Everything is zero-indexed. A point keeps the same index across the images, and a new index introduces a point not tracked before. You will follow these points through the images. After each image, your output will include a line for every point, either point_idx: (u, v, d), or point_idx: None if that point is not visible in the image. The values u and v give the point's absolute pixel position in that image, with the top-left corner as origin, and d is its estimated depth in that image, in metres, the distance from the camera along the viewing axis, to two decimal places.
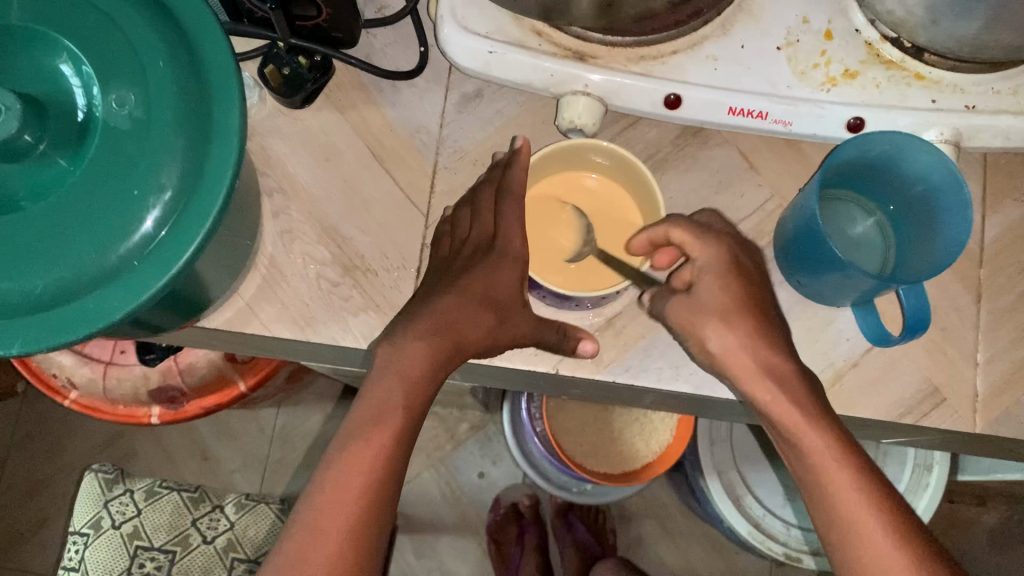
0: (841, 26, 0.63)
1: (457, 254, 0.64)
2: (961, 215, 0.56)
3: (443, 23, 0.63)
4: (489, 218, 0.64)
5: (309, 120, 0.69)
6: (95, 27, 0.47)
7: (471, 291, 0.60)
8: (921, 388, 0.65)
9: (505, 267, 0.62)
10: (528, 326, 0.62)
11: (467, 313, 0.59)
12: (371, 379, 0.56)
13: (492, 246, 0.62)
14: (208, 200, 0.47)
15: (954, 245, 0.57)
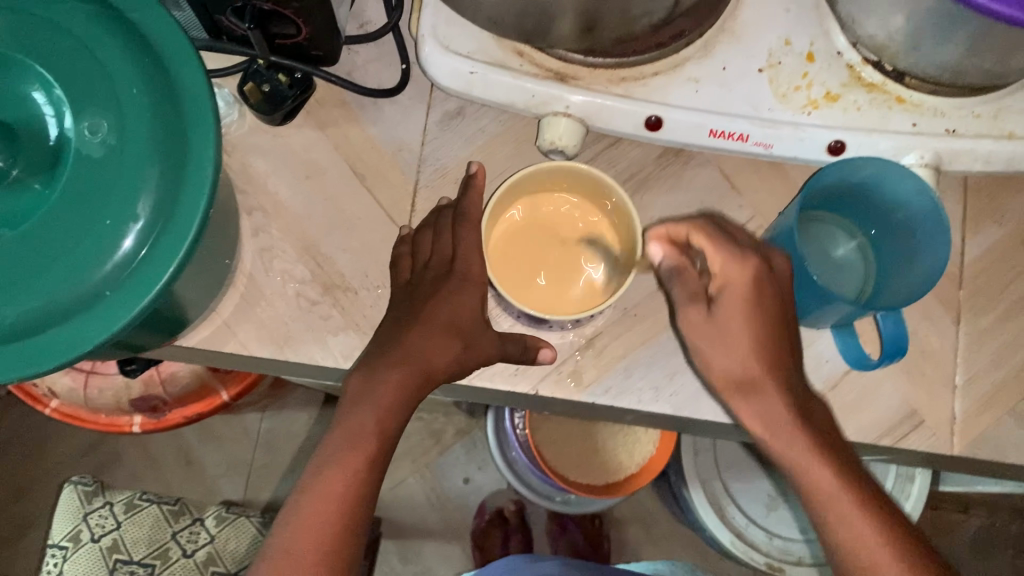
0: (824, 47, 0.63)
1: (419, 274, 0.63)
2: (941, 242, 0.56)
3: (424, 42, 0.63)
4: (448, 244, 0.63)
5: (290, 136, 0.69)
6: (70, 53, 0.46)
7: (435, 316, 0.59)
8: (899, 410, 0.66)
9: (465, 291, 0.61)
10: (491, 343, 0.61)
11: (434, 342, 0.58)
12: (345, 408, 0.55)
13: (451, 270, 0.62)
14: (184, 229, 0.47)
15: (933, 271, 0.57)
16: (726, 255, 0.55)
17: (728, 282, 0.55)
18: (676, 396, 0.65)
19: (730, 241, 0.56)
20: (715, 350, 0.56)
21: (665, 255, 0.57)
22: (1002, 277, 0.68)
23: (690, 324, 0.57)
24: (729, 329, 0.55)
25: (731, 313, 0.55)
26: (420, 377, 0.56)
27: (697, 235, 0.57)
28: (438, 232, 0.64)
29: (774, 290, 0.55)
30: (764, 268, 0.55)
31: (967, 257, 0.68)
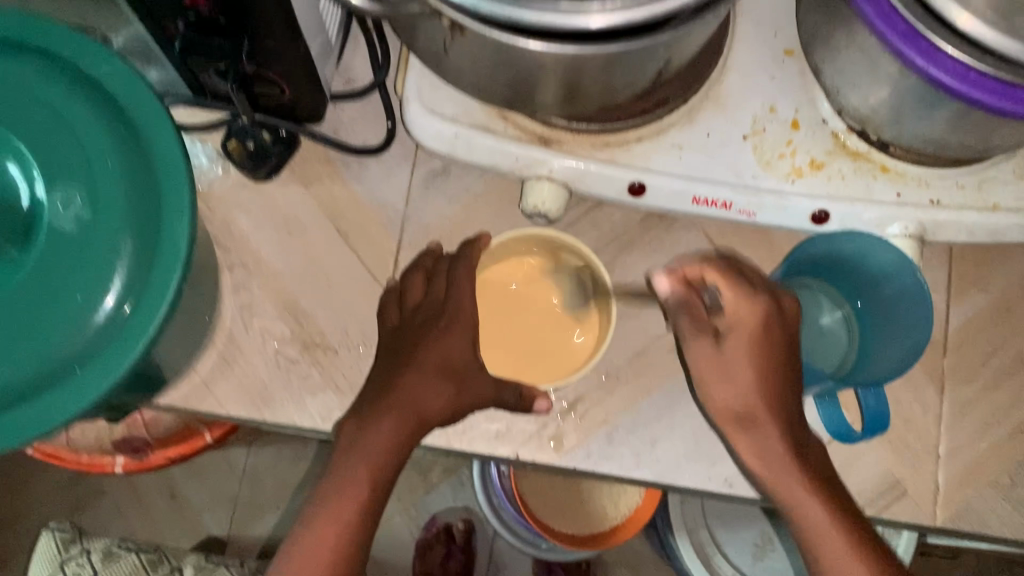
0: (808, 115, 0.63)
1: (409, 319, 0.63)
2: (923, 322, 0.56)
3: (410, 104, 0.63)
4: (441, 287, 0.63)
5: (273, 193, 0.68)
6: (44, 123, 0.46)
7: (427, 360, 0.59)
8: (881, 480, 0.66)
9: (456, 333, 0.60)
10: (489, 388, 0.60)
11: (425, 384, 0.58)
12: (337, 459, 0.56)
13: (444, 310, 0.61)
14: (150, 309, 0.46)
15: (913, 351, 0.57)
16: (740, 294, 0.54)
17: (741, 321, 0.54)
18: (658, 463, 0.65)
19: (742, 279, 0.55)
20: (718, 385, 0.55)
21: (670, 290, 0.55)
22: (983, 348, 0.68)
23: (697, 356, 0.55)
24: (739, 372, 0.54)
25: (740, 353, 0.54)
26: (413, 423, 0.57)
27: (710, 273, 0.55)
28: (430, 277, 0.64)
29: (782, 330, 0.55)
30: (775, 307, 0.54)
31: (951, 325, 0.68)
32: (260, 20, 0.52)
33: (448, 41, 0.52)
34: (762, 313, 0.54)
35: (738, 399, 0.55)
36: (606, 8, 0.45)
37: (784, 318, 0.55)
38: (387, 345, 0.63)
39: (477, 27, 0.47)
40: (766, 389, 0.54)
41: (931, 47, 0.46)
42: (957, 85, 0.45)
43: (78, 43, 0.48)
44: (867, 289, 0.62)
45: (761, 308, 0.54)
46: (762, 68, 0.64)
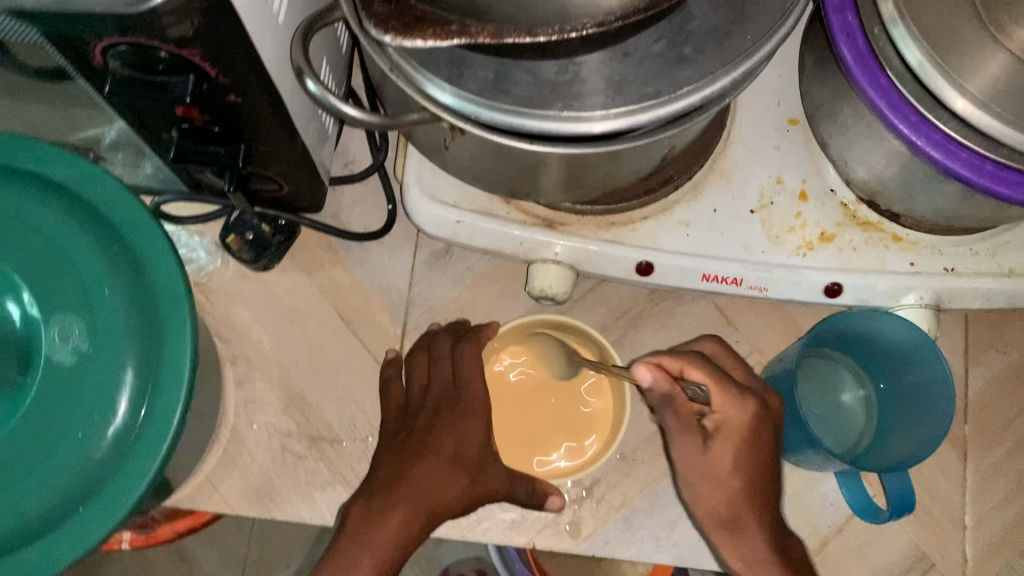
0: (816, 185, 0.62)
1: (418, 402, 0.60)
2: (942, 416, 0.56)
3: (410, 190, 0.61)
4: (447, 368, 0.60)
5: (273, 282, 0.68)
6: (39, 254, 0.45)
7: (440, 450, 0.55)
8: (908, 554, 0.65)
9: (472, 421, 0.57)
10: (502, 479, 0.58)
11: (439, 474, 0.54)
12: (338, 550, 0.51)
13: (457, 398, 0.58)
14: (151, 446, 0.44)
15: (928, 444, 0.57)
16: (726, 393, 0.52)
17: (726, 422, 0.52)
18: (678, 546, 0.64)
19: (729, 379, 0.53)
20: (705, 486, 0.53)
21: (655, 380, 0.51)
22: (1006, 412, 0.67)
23: (683, 455, 0.53)
24: (720, 474, 0.52)
25: (722, 453, 0.52)
26: (422, 515, 0.53)
27: (692, 370, 0.54)
28: (433, 358, 0.62)
29: (768, 435, 0.53)
30: (765, 410, 0.52)
31: (970, 389, 0.68)
32: (251, 128, 0.50)
33: (448, 139, 0.51)
34: (748, 415, 0.52)
35: (722, 503, 0.52)
36: (608, 111, 0.45)
37: (771, 420, 0.53)
38: (394, 429, 0.60)
39: (479, 132, 0.46)
40: (748, 488, 0.52)
41: (944, 138, 0.46)
42: (968, 174, 0.45)
43: (71, 163, 0.46)
44: (893, 373, 0.63)
45: (748, 411, 0.52)
46: (766, 139, 0.62)
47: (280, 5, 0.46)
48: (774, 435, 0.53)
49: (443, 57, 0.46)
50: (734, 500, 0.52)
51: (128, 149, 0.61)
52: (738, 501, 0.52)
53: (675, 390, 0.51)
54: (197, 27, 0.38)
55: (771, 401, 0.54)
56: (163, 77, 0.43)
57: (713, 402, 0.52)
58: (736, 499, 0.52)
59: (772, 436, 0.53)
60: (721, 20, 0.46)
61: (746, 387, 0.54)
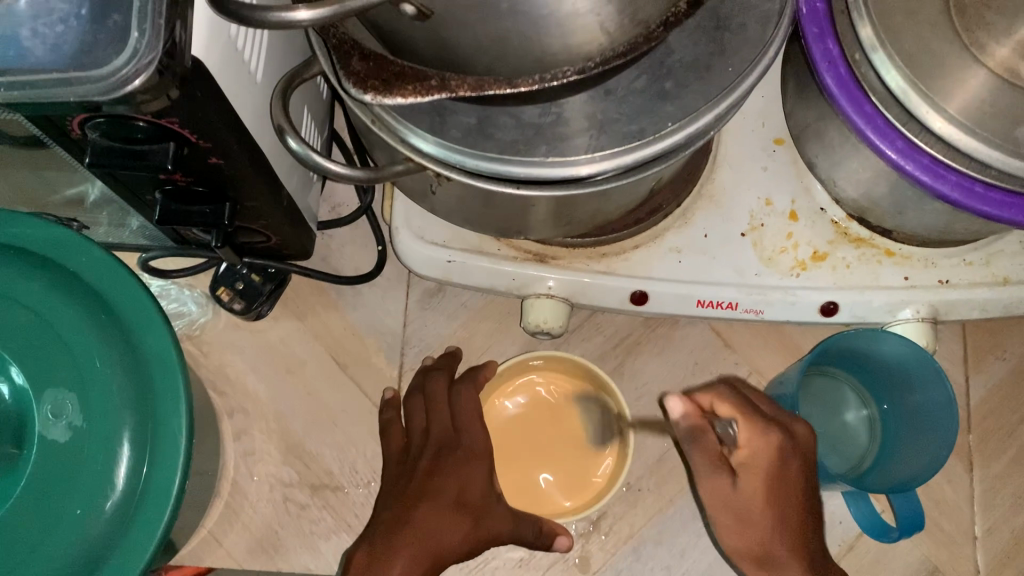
0: (805, 205, 0.61)
1: (418, 447, 0.59)
2: (947, 437, 0.57)
3: (399, 233, 0.61)
4: (444, 412, 0.60)
5: (267, 331, 0.67)
6: (27, 331, 0.45)
7: (443, 494, 0.54)
8: (920, 568, 0.65)
9: (475, 465, 0.57)
10: (506, 522, 0.57)
11: (441, 519, 0.53)
12: None
13: (458, 442, 0.58)
14: (152, 517, 0.43)
15: (932, 464, 0.57)
16: (753, 428, 0.49)
17: (753, 457, 0.48)
18: (689, 574, 0.64)
19: (755, 413, 0.50)
20: (738, 527, 0.49)
21: (683, 415, 0.49)
22: (1010, 418, 0.68)
23: (712, 492, 0.49)
24: (755, 514, 0.48)
25: (751, 490, 0.48)
26: (428, 561, 0.52)
27: (721, 405, 0.50)
28: (429, 401, 0.60)
29: (800, 464, 0.49)
30: (791, 441, 0.49)
31: (972, 398, 0.69)
32: (235, 186, 0.49)
33: (434, 184, 0.51)
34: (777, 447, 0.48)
35: (757, 542, 0.48)
36: (593, 155, 0.44)
37: (801, 451, 0.49)
38: (395, 476, 0.59)
39: (464, 180, 0.46)
40: (775, 523, 0.48)
41: (932, 161, 0.46)
42: (960, 197, 0.45)
43: (59, 236, 0.46)
44: (896, 394, 0.63)
45: (777, 442, 0.48)
46: (754, 160, 0.62)
47: (257, 64, 0.46)
48: (806, 466, 0.50)
49: (424, 107, 0.46)
50: (767, 537, 0.48)
51: (111, 208, 0.60)
52: (772, 536, 0.48)
53: (705, 423, 0.48)
54: (174, 100, 0.37)
55: (797, 431, 0.50)
56: (144, 145, 0.42)
57: (740, 438, 0.49)
58: (770, 536, 0.48)
59: (806, 469, 0.50)
60: (701, 53, 0.46)
61: (773, 417, 0.50)
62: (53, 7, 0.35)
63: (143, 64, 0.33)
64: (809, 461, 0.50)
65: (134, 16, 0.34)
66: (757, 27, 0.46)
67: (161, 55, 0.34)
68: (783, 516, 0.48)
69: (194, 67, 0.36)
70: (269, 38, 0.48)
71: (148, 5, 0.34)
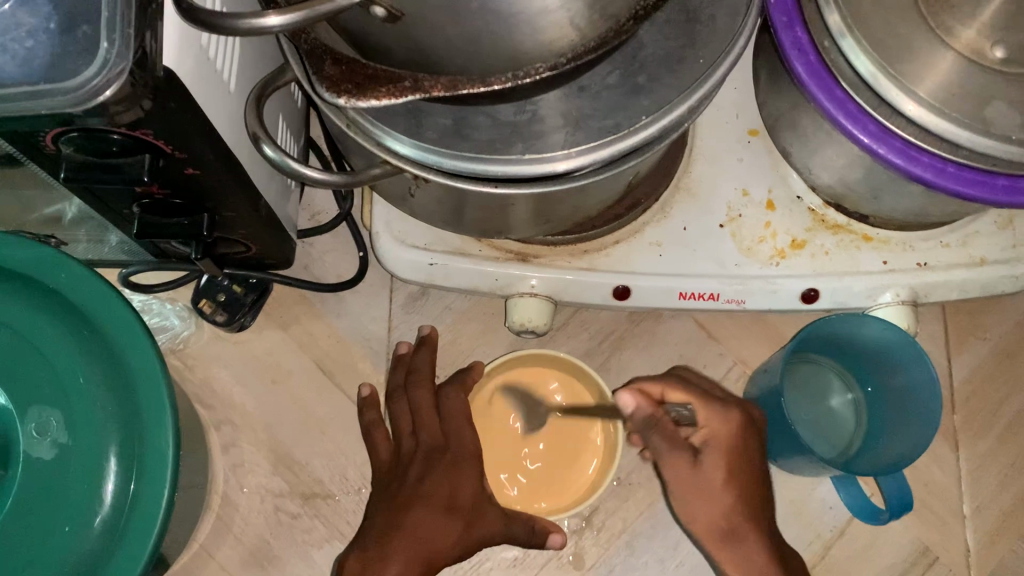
0: (782, 194, 0.62)
1: (408, 452, 0.59)
2: (931, 417, 0.58)
3: (379, 237, 0.61)
4: (432, 415, 0.59)
5: (251, 342, 0.67)
6: (10, 350, 0.44)
7: (434, 495, 0.54)
8: (912, 549, 0.65)
9: (466, 466, 0.57)
10: (497, 523, 0.57)
11: (433, 523, 0.53)
12: None
13: (446, 446, 0.57)
14: (143, 531, 0.43)
15: (918, 446, 0.58)
16: (710, 407, 0.52)
17: (715, 436, 0.51)
18: (683, 566, 0.65)
19: (708, 395, 0.52)
20: (698, 505, 0.51)
21: (637, 406, 0.50)
22: (993, 397, 0.69)
23: (674, 475, 0.51)
24: (716, 486, 0.50)
25: (713, 467, 0.50)
26: (421, 564, 0.52)
27: (672, 392, 0.53)
28: (415, 407, 0.60)
29: (756, 438, 0.52)
30: (746, 417, 0.52)
31: (956, 378, 0.70)
32: (213, 197, 0.49)
33: (413, 187, 0.51)
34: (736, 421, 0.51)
35: (721, 516, 0.50)
36: (569, 151, 0.44)
37: (755, 427, 0.52)
38: (386, 480, 0.59)
39: (442, 180, 0.46)
40: (737, 496, 0.50)
41: (905, 144, 0.46)
42: (932, 178, 0.45)
43: (37, 254, 0.46)
44: (880, 376, 0.64)
45: (734, 417, 0.51)
46: (730, 152, 0.62)
47: (230, 73, 0.46)
48: (761, 439, 0.53)
49: (399, 110, 0.46)
50: (731, 510, 0.50)
51: (89, 224, 0.60)
52: (733, 510, 0.50)
53: (659, 409, 0.49)
54: (147, 109, 0.37)
55: (751, 409, 0.53)
56: (118, 158, 0.42)
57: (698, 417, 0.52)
58: (732, 508, 0.50)
59: (757, 447, 0.52)
60: (672, 46, 0.46)
61: (722, 398, 0.53)
62: None
63: (113, 75, 0.34)
64: (761, 438, 0.53)
65: (102, 27, 0.34)
66: (727, 19, 0.47)
67: (133, 64, 0.34)
68: (744, 491, 0.50)
69: (167, 76, 0.36)
70: (241, 48, 0.48)
71: (117, 15, 0.34)
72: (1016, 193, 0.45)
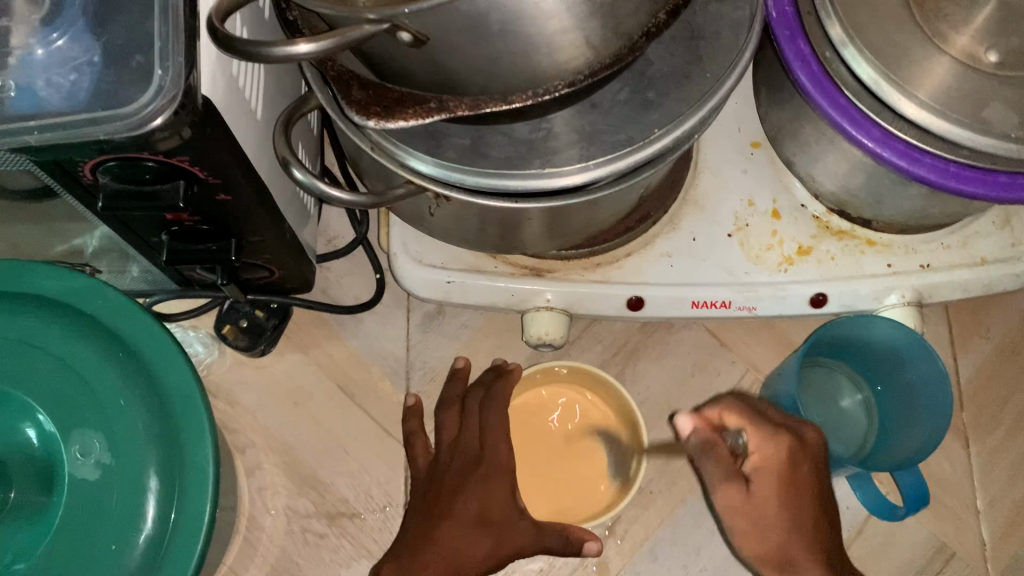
0: (787, 203, 0.64)
1: (442, 467, 0.60)
2: (942, 409, 0.59)
3: (398, 258, 0.63)
4: (474, 430, 0.61)
5: (272, 366, 0.68)
6: (52, 376, 0.46)
7: (465, 511, 0.55)
8: (928, 546, 0.67)
9: (498, 480, 0.58)
10: (528, 536, 0.56)
11: (464, 537, 0.54)
12: None
13: (480, 458, 0.59)
14: (185, 549, 0.44)
15: (931, 437, 0.59)
16: (761, 433, 0.50)
17: (766, 462, 0.49)
18: (705, 571, 0.66)
19: (762, 420, 0.51)
20: (754, 534, 0.49)
21: (695, 429, 0.50)
22: (999, 393, 0.71)
23: (726, 503, 0.50)
24: (767, 513, 0.48)
25: (766, 495, 0.48)
26: None
27: (729, 417, 0.51)
28: (463, 419, 0.62)
29: (813, 466, 0.50)
30: (801, 445, 0.50)
31: (962, 376, 0.71)
32: (240, 222, 0.51)
33: (432, 207, 0.53)
34: (789, 448, 0.49)
35: (775, 545, 0.48)
36: (586, 164, 0.46)
37: (813, 456, 0.50)
38: (418, 495, 0.60)
39: (464, 198, 0.48)
40: (792, 523, 0.47)
41: (907, 147, 0.48)
42: (936, 178, 0.47)
43: (75, 284, 0.47)
44: (889, 374, 0.66)
45: (787, 444, 0.49)
46: (733, 164, 0.64)
47: (256, 101, 0.48)
48: (820, 470, 0.50)
49: (419, 131, 0.48)
50: (787, 540, 0.47)
51: (112, 255, 0.61)
52: (789, 538, 0.47)
53: (716, 434, 0.49)
54: (186, 137, 0.38)
55: (809, 439, 0.51)
56: (154, 185, 0.43)
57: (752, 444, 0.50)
58: (789, 539, 0.47)
59: (818, 475, 0.50)
60: (679, 62, 0.48)
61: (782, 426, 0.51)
62: (73, 56, 0.37)
63: (165, 102, 0.35)
64: (820, 471, 0.50)
65: (156, 57, 0.36)
66: (731, 34, 0.49)
67: (182, 93, 0.35)
68: (799, 519, 0.48)
69: (205, 105, 0.38)
70: (265, 78, 0.50)
71: (169, 44, 0.36)
72: (1016, 189, 0.47)
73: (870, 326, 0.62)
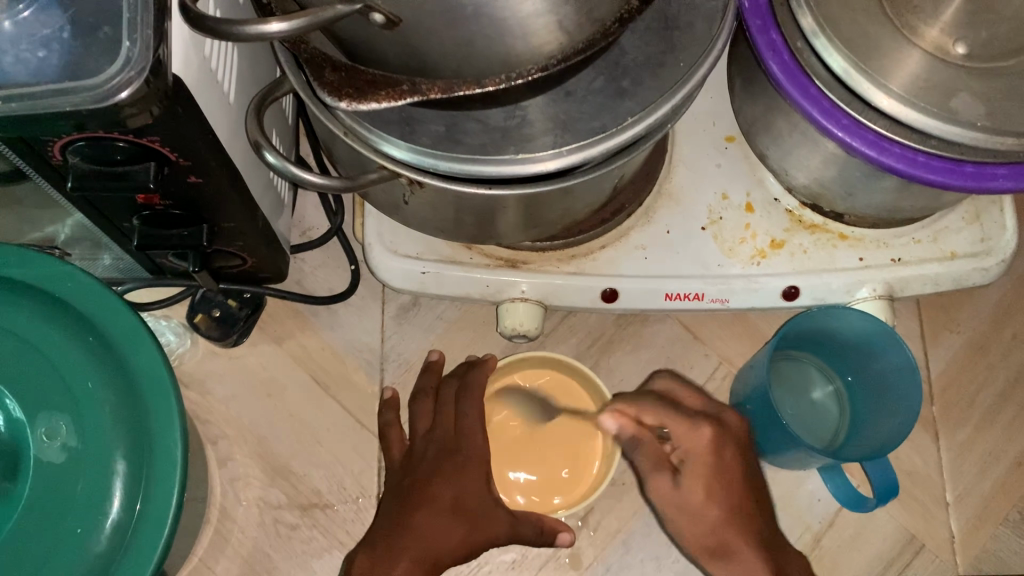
0: (760, 196, 0.64)
1: (419, 454, 0.60)
2: (914, 396, 0.60)
3: (373, 249, 0.63)
4: (450, 419, 0.60)
5: (245, 357, 0.68)
6: (21, 357, 0.45)
7: (440, 498, 0.55)
8: (899, 538, 0.67)
9: (473, 469, 0.58)
10: (504, 524, 0.57)
11: (439, 524, 0.54)
12: None
13: (458, 446, 0.59)
14: (150, 540, 0.44)
15: (902, 427, 0.60)
16: (685, 426, 0.55)
17: (691, 452, 0.55)
18: (677, 563, 0.66)
19: (685, 414, 0.56)
20: (686, 521, 0.56)
21: (620, 427, 0.58)
22: (969, 387, 0.72)
23: (657, 493, 0.57)
24: (697, 504, 0.54)
25: (694, 485, 0.55)
26: (426, 565, 0.53)
27: (648, 414, 0.57)
28: (438, 408, 0.62)
29: (736, 450, 0.55)
30: (722, 429, 0.55)
31: (932, 369, 0.72)
32: (211, 207, 0.50)
33: (407, 194, 0.52)
34: (720, 443, 0.54)
35: (707, 530, 0.54)
36: (559, 149, 0.46)
37: (733, 440, 0.55)
38: (393, 484, 0.60)
39: (438, 183, 0.48)
40: (727, 511, 0.53)
41: (877, 136, 0.48)
42: (905, 168, 0.48)
43: (43, 266, 0.47)
44: (860, 366, 0.66)
45: (719, 439, 0.54)
46: (708, 157, 0.65)
47: (229, 84, 0.47)
48: (744, 451, 0.55)
49: (393, 117, 0.48)
50: (720, 525, 0.53)
51: (85, 244, 0.61)
52: (724, 526, 0.53)
53: (638, 431, 0.57)
54: (157, 115, 0.38)
55: (730, 421, 0.56)
56: (124, 166, 0.42)
57: (677, 437, 0.56)
58: (721, 524, 0.53)
59: (741, 456, 0.55)
60: (653, 51, 0.49)
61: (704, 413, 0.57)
62: (37, 30, 0.37)
63: (133, 74, 0.35)
64: (744, 450, 0.55)
65: (124, 28, 0.36)
66: (704, 24, 0.49)
67: (150, 66, 0.35)
68: (730, 497, 0.54)
69: (176, 83, 0.37)
70: (238, 61, 0.50)
71: (138, 16, 0.36)
72: (984, 178, 0.47)
73: (844, 318, 0.62)
